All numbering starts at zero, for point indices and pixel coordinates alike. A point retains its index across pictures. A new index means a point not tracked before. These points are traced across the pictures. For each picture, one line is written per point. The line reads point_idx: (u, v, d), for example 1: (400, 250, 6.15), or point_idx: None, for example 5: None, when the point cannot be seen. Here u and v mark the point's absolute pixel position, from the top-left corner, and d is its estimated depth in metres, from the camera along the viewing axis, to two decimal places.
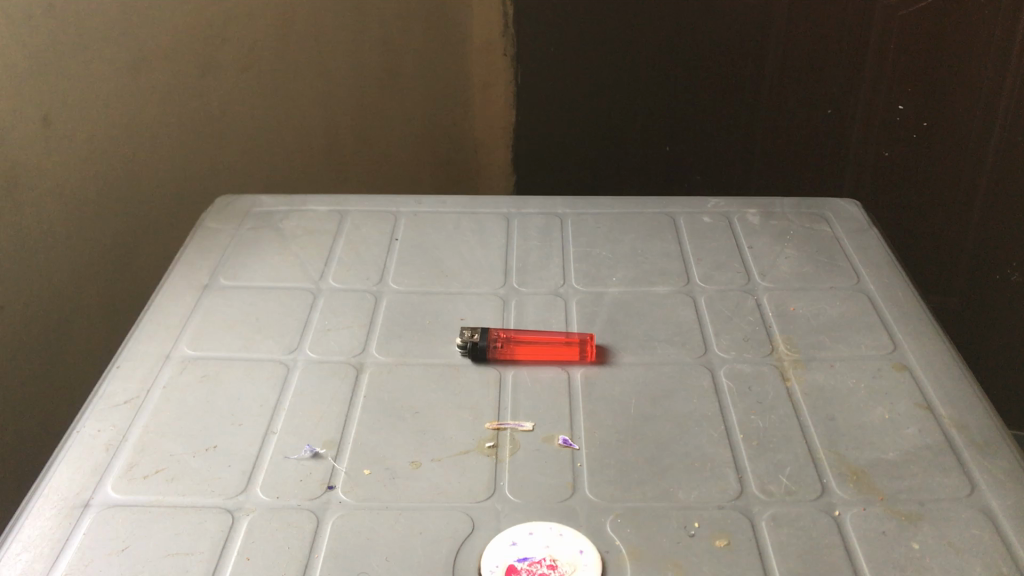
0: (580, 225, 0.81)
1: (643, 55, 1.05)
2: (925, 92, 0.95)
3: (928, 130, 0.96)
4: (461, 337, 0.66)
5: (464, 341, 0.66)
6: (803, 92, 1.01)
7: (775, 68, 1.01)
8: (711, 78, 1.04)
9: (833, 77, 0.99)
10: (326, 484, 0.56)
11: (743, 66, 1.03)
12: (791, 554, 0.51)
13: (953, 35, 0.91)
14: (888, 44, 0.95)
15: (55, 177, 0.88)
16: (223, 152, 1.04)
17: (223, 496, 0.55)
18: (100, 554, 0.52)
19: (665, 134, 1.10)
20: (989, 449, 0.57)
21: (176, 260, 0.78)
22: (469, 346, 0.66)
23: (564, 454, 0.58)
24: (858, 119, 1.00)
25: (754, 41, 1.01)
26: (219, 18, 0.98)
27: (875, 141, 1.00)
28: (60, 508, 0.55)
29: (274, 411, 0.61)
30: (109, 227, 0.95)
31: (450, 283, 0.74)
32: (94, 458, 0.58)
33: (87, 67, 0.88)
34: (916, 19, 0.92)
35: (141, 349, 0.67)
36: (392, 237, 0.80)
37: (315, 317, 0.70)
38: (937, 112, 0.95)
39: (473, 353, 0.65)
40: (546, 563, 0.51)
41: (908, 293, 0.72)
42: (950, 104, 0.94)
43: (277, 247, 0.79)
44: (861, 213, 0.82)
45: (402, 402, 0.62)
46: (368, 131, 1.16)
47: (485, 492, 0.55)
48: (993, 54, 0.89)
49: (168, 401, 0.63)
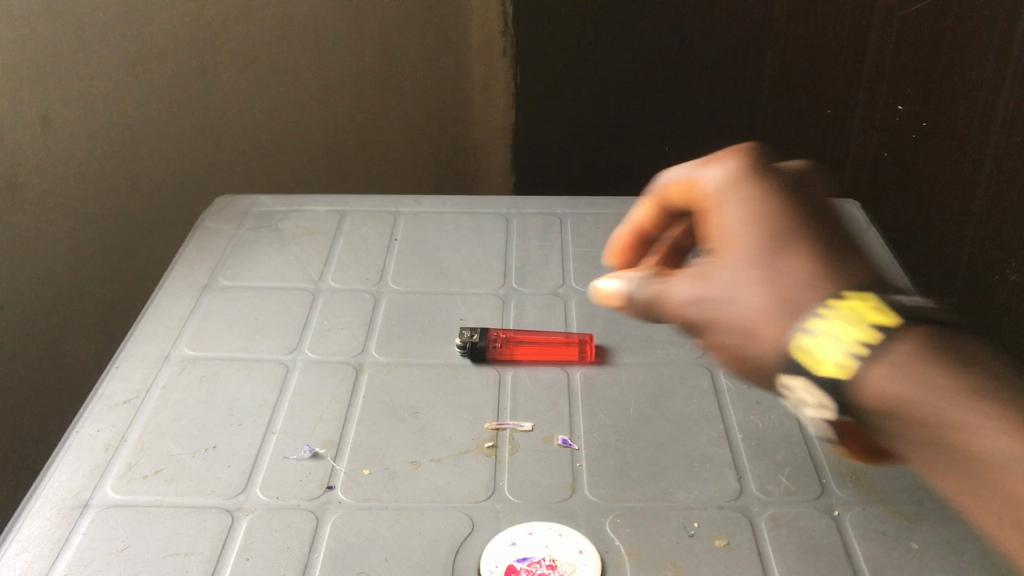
0: (580, 226, 0.81)
1: (645, 55, 1.05)
2: (922, 92, 0.86)
3: (929, 132, 0.86)
4: (461, 336, 0.67)
5: (464, 341, 0.66)
6: (806, 96, 1.00)
7: (775, 66, 1.02)
8: (711, 77, 1.05)
9: (833, 80, 0.96)
10: (326, 484, 0.56)
11: (743, 64, 1.04)
12: (791, 554, 0.51)
13: (951, 31, 0.81)
14: (886, 44, 0.89)
15: (55, 178, 0.88)
16: (222, 151, 1.04)
17: (223, 496, 0.55)
18: (99, 554, 0.52)
19: (664, 135, 1.10)
20: None
21: (175, 260, 0.78)
22: (469, 346, 0.66)
23: (564, 454, 0.58)
24: (857, 119, 0.95)
25: (755, 39, 1.02)
26: (220, 16, 0.97)
27: (874, 142, 0.94)
28: (60, 508, 0.55)
29: (274, 410, 0.62)
30: (107, 225, 0.95)
31: (450, 283, 0.74)
32: (94, 458, 0.58)
33: (87, 67, 0.88)
34: (914, 18, 0.85)
35: (140, 348, 0.67)
36: (391, 237, 0.80)
37: (314, 317, 0.70)
38: (937, 113, 0.84)
39: (473, 351, 0.65)
40: (546, 563, 0.51)
41: None
42: (948, 104, 0.83)
43: (277, 247, 0.79)
44: (861, 214, 0.82)
45: (402, 402, 0.62)
46: (366, 131, 1.15)
47: (485, 492, 0.56)
48: (994, 50, 0.77)
49: (168, 401, 0.63)
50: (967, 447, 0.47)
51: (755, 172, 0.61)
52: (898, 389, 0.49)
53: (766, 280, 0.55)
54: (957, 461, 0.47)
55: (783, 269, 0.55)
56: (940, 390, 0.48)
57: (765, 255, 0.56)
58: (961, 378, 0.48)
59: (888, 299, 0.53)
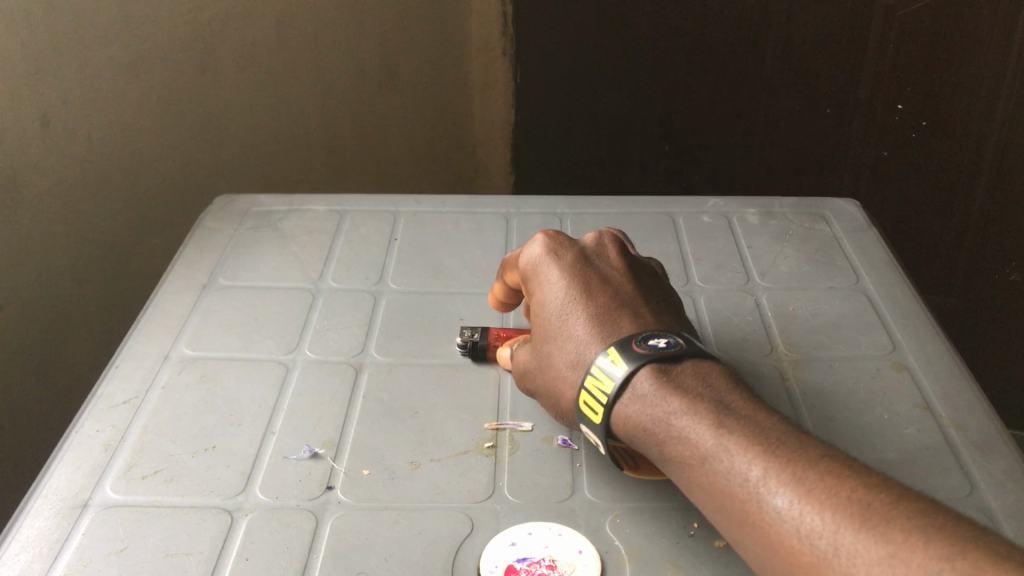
0: (580, 225, 0.81)
1: (642, 57, 1.02)
2: (924, 92, 0.92)
3: (929, 130, 0.94)
4: (461, 336, 0.67)
5: (464, 341, 0.66)
6: (805, 94, 1.00)
7: (775, 68, 0.99)
8: (710, 79, 1.02)
9: (833, 77, 0.98)
10: (326, 484, 0.56)
11: (742, 67, 1.00)
12: None
13: (951, 37, 0.88)
14: (888, 43, 0.93)
15: (54, 178, 0.88)
16: (223, 151, 1.04)
17: (222, 496, 0.55)
18: (99, 554, 0.52)
19: (665, 135, 1.08)
20: (988, 449, 0.58)
21: (174, 259, 0.78)
22: (469, 346, 0.66)
23: (564, 454, 0.58)
24: (857, 118, 0.99)
25: (754, 40, 0.98)
26: (220, 16, 0.97)
27: (875, 140, 0.99)
28: (60, 508, 0.55)
29: (274, 410, 0.62)
30: (107, 225, 0.95)
31: (450, 283, 0.74)
32: (93, 458, 0.58)
33: (86, 68, 0.88)
34: (918, 17, 0.90)
35: (140, 348, 0.67)
36: (391, 237, 0.80)
37: (314, 317, 0.70)
38: (937, 112, 0.93)
39: (473, 351, 0.65)
40: (546, 563, 0.51)
41: (908, 293, 0.72)
42: (949, 105, 0.91)
43: (277, 247, 0.79)
44: (860, 214, 0.82)
45: (402, 402, 0.62)
46: (367, 130, 1.15)
47: (484, 492, 0.55)
48: (992, 53, 0.87)
49: (167, 401, 0.63)
50: (694, 470, 0.49)
51: (559, 250, 0.61)
52: (650, 416, 0.52)
53: (558, 363, 0.57)
54: (677, 475, 0.51)
55: (562, 344, 0.57)
56: (690, 420, 0.50)
57: (560, 333, 0.57)
58: (681, 406, 0.51)
59: (633, 344, 0.54)
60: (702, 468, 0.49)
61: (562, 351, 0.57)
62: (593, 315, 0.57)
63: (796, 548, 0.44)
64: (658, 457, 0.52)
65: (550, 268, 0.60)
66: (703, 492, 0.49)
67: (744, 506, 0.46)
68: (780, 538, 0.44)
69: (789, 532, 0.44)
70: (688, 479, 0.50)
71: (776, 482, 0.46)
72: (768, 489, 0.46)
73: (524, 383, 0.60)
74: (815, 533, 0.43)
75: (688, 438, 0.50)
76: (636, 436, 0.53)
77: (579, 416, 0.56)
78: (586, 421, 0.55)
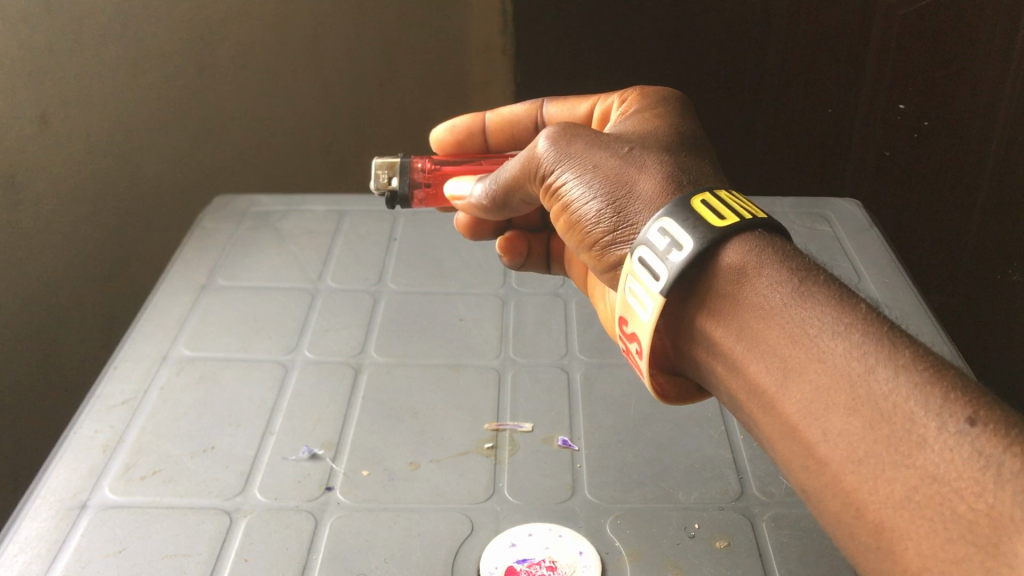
0: None
1: (642, 52, 0.97)
2: (925, 92, 0.87)
3: (930, 130, 0.88)
4: (378, 180, 0.60)
5: (381, 189, 0.60)
6: (806, 92, 0.96)
7: (776, 64, 0.95)
8: (711, 75, 0.98)
9: (833, 77, 0.94)
10: (326, 485, 0.56)
11: (744, 62, 0.97)
12: (791, 554, 0.51)
13: (952, 35, 0.83)
14: (889, 43, 0.89)
15: (55, 179, 0.87)
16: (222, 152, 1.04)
17: (221, 497, 0.55)
18: (98, 555, 0.52)
19: None
20: None
21: (173, 259, 0.77)
22: (389, 191, 0.60)
23: (564, 454, 0.58)
24: (858, 118, 0.95)
25: (754, 36, 0.95)
26: (219, 15, 0.98)
27: (876, 140, 0.95)
28: (58, 509, 0.55)
29: (272, 412, 0.61)
30: (105, 224, 0.94)
31: (449, 283, 0.74)
32: (91, 459, 0.58)
33: (86, 67, 0.88)
34: (917, 16, 0.85)
35: (138, 349, 0.67)
36: (391, 237, 0.80)
37: (314, 317, 0.70)
38: (938, 112, 0.87)
39: (391, 197, 0.60)
40: (546, 564, 0.50)
41: (908, 292, 0.72)
42: (949, 104, 0.85)
43: (275, 247, 0.79)
44: (861, 213, 0.82)
45: (401, 402, 0.62)
46: None
47: (484, 492, 0.55)
48: (994, 54, 0.80)
49: (165, 402, 0.62)
50: (848, 340, 0.37)
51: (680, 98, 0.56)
52: (776, 285, 0.40)
53: (663, 157, 0.47)
54: (782, 358, 0.39)
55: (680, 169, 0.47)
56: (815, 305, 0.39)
57: (687, 161, 0.48)
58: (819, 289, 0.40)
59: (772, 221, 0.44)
60: (869, 343, 0.37)
61: (669, 156, 0.48)
62: (712, 158, 0.49)
63: (965, 482, 0.32)
64: (768, 317, 0.40)
65: (672, 98, 0.54)
66: (841, 364, 0.37)
67: (892, 415, 0.35)
68: (954, 461, 0.33)
69: (973, 459, 0.33)
70: (828, 344, 0.38)
71: (904, 390, 0.35)
72: (960, 403, 0.34)
73: (578, 156, 0.49)
74: (1006, 478, 0.32)
75: (817, 320, 0.38)
76: (757, 274, 0.41)
77: (676, 214, 0.43)
78: (690, 224, 0.42)
